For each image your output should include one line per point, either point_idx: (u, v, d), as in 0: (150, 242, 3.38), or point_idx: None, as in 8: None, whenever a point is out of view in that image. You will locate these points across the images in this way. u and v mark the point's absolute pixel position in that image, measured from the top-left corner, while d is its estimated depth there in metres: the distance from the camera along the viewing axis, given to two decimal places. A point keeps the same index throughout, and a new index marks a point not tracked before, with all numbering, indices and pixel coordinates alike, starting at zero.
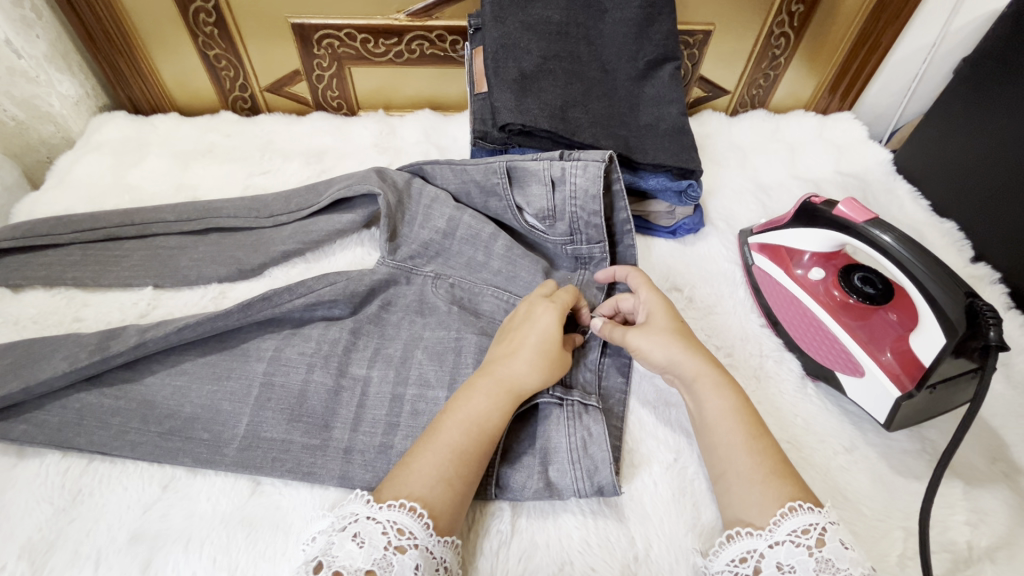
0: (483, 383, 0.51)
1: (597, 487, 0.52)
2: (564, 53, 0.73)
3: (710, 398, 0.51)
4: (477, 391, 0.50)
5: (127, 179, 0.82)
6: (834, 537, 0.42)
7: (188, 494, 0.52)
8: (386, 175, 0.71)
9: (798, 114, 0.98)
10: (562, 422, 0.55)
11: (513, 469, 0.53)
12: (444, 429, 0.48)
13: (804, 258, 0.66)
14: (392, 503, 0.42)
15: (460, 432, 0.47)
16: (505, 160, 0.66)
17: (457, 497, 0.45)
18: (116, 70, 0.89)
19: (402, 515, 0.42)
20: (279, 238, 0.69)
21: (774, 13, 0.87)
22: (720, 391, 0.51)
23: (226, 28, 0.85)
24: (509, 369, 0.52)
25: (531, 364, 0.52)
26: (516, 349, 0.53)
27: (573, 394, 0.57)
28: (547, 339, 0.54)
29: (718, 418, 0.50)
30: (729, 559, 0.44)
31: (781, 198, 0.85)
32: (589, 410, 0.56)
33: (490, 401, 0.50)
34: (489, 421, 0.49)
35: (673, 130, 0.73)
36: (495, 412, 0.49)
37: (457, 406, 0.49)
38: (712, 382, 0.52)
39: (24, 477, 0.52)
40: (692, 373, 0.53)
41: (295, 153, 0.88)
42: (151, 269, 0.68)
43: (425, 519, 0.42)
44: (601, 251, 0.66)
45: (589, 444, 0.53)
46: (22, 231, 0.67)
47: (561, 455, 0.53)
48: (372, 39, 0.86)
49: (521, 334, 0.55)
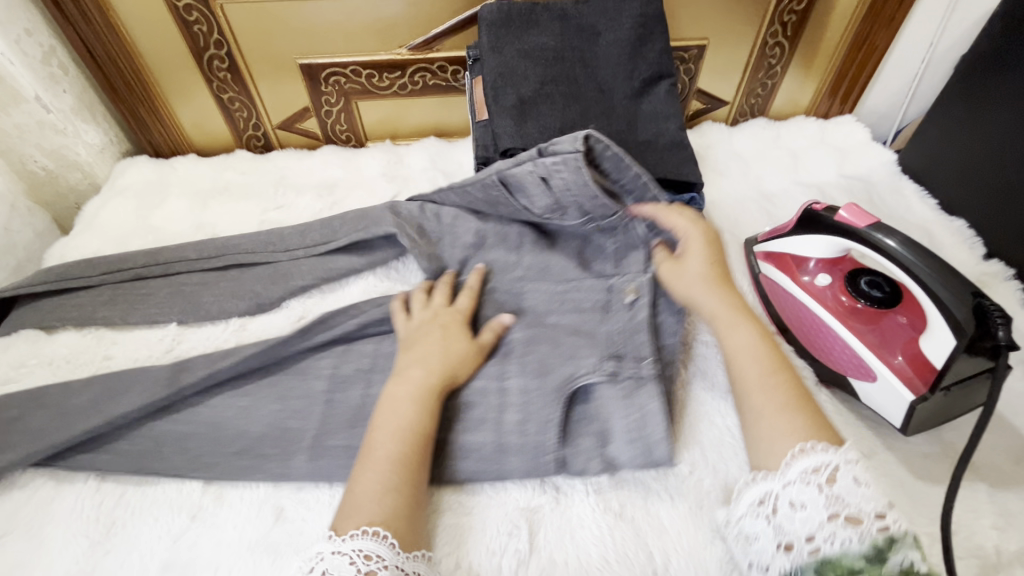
0: (400, 394, 0.55)
1: (655, 461, 0.55)
2: (562, 77, 0.75)
3: (729, 333, 0.57)
4: (400, 401, 0.54)
5: (151, 220, 0.86)
6: (846, 475, 0.45)
7: (215, 522, 0.54)
8: (397, 208, 0.73)
9: (798, 121, 0.99)
10: (619, 400, 0.57)
11: (573, 451, 0.56)
12: (378, 446, 0.51)
13: (810, 265, 0.66)
14: (357, 532, 0.45)
15: (394, 441, 0.51)
16: (494, 173, 0.66)
17: (408, 503, 0.48)
18: (137, 117, 0.93)
19: (367, 542, 0.44)
20: (300, 270, 0.72)
21: (767, 24, 0.88)
22: (736, 328, 0.57)
23: (238, 71, 0.89)
24: (425, 375, 0.56)
25: (434, 365, 0.57)
26: (425, 358, 0.58)
27: (627, 367, 0.58)
28: (451, 341, 0.60)
29: (735, 351, 0.56)
30: (750, 502, 0.48)
31: (785, 205, 0.85)
32: (644, 384, 0.57)
33: (412, 408, 0.54)
34: (417, 424, 0.53)
35: (672, 145, 0.75)
36: (420, 416, 0.53)
37: (382, 420, 0.53)
38: (729, 321, 0.58)
39: (59, 513, 0.55)
40: (710, 311, 0.59)
41: (307, 187, 0.91)
42: (176, 306, 0.71)
43: (390, 542, 0.45)
44: (620, 219, 0.65)
45: (646, 421, 0.56)
46: (56, 275, 0.72)
47: (620, 433, 0.56)
48: (376, 74, 0.90)
49: (428, 341, 0.60)
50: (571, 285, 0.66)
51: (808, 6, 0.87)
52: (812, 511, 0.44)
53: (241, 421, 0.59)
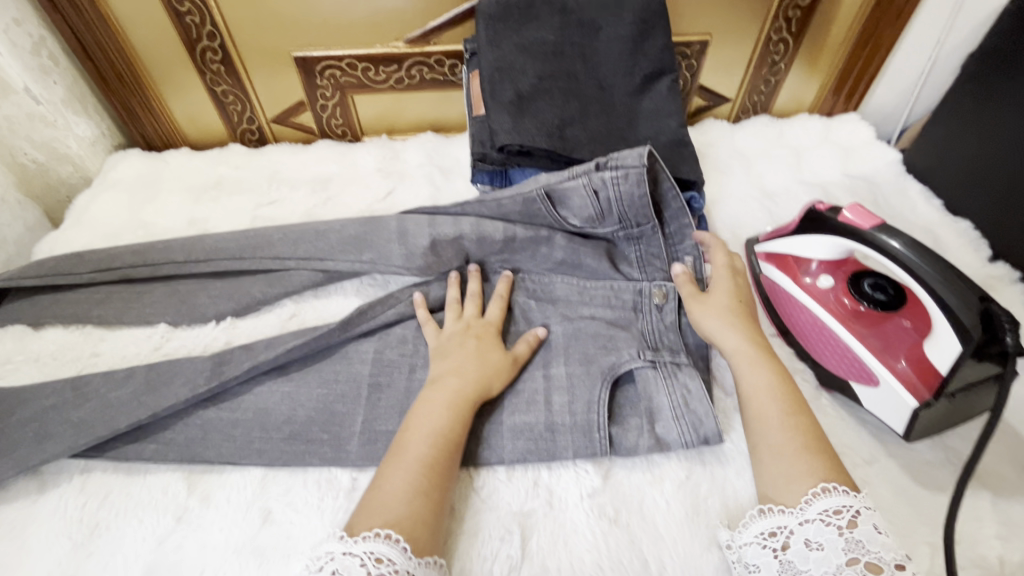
0: (438, 397, 0.54)
1: (703, 438, 0.56)
2: (560, 72, 0.73)
3: (749, 371, 0.55)
4: (436, 405, 0.53)
5: (142, 215, 0.84)
6: (866, 520, 0.44)
7: (201, 524, 0.53)
8: (404, 226, 0.70)
9: (801, 119, 0.97)
10: (661, 381, 0.59)
11: (622, 430, 0.57)
12: (410, 447, 0.50)
13: (812, 266, 0.65)
14: (369, 534, 0.43)
15: (425, 444, 0.50)
16: (543, 187, 0.66)
17: (434, 509, 0.47)
18: (130, 110, 0.92)
19: (379, 545, 0.43)
20: (295, 280, 0.70)
21: (771, 20, 0.86)
22: (757, 366, 0.55)
23: (232, 63, 0.87)
24: (463, 380, 0.56)
25: (473, 373, 0.57)
26: (460, 363, 0.57)
27: (663, 355, 0.61)
28: (487, 349, 0.60)
29: (755, 390, 0.54)
30: (758, 532, 0.47)
31: (788, 204, 0.84)
32: (682, 367, 0.60)
33: (448, 413, 0.53)
34: (451, 430, 0.52)
35: (672, 142, 0.73)
36: (457, 422, 0.53)
37: (417, 423, 0.52)
38: (749, 359, 0.56)
39: (43, 513, 0.54)
40: (732, 349, 0.57)
41: (301, 182, 0.89)
42: (169, 305, 0.70)
43: (403, 545, 0.43)
44: (652, 229, 0.67)
45: (690, 400, 0.57)
46: (47, 268, 0.70)
47: (665, 413, 0.57)
48: (372, 67, 0.88)
49: (464, 347, 0.60)
50: (601, 283, 0.68)
51: (813, 1, 0.85)
52: (829, 552, 0.44)
53: (229, 420, 0.58)
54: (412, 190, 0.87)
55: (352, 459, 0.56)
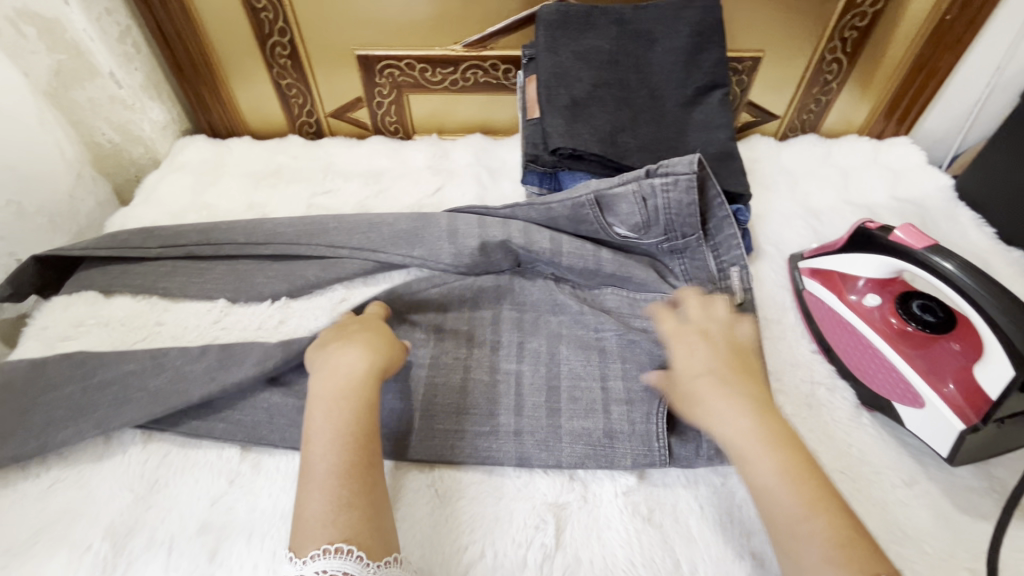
0: (326, 403, 0.51)
1: None
2: (614, 80, 0.75)
3: (752, 461, 0.45)
4: (326, 412, 0.51)
5: (206, 197, 0.89)
6: None
7: (252, 489, 0.56)
8: (454, 225, 0.73)
9: (850, 140, 0.97)
10: None
11: (681, 440, 0.58)
12: (314, 465, 0.48)
13: (858, 284, 0.65)
14: (318, 553, 0.43)
15: (328, 457, 0.48)
16: (593, 191, 0.69)
17: (365, 518, 0.45)
18: (200, 98, 0.98)
19: (331, 561, 0.43)
20: (347, 268, 0.73)
21: (826, 40, 0.87)
22: (761, 455, 0.45)
23: (298, 59, 0.92)
24: (348, 371, 0.54)
25: (361, 364, 0.54)
26: (338, 360, 0.55)
27: None
28: (365, 338, 0.58)
29: (760, 482, 0.45)
30: None
31: (834, 223, 0.84)
32: None
33: (342, 412, 0.51)
34: (350, 429, 0.50)
35: (721, 155, 0.74)
36: (347, 416, 0.50)
37: (313, 436, 0.50)
38: (757, 447, 0.46)
39: (109, 464, 0.58)
40: (732, 435, 0.47)
41: (355, 174, 0.93)
42: (229, 283, 0.74)
43: (357, 554, 0.43)
44: (697, 240, 0.70)
45: None
46: (121, 241, 0.75)
47: None
48: (429, 68, 0.92)
49: (347, 343, 0.57)
50: (651, 295, 0.70)
51: (870, 23, 0.85)
52: None
53: (280, 394, 0.61)
54: (460, 189, 0.89)
55: (400, 444, 0.59)
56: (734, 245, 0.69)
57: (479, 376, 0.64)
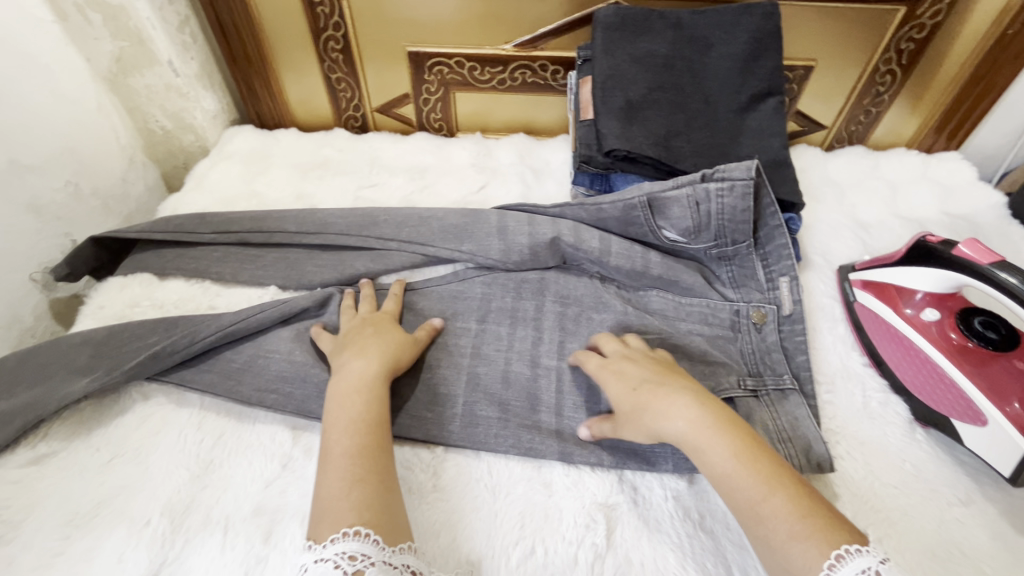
0: (346, 387, 0.55)
1: (815, 463, 0.56)
2: (669, 84, 0.75)
3: (706, 451, 0.47)
4: (345, 395, 0.54)
5: (255, 186, 0.91)
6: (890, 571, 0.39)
7: (304, 474, 0.57)
8: (504, 222, 0.73)
9: (898, 153, 0.95)
10: (766, 409, 0.60)
11: None
12: (335, 442, 0.50)
13: (916, 298, 0.64)
14: (339, 535, 0.43)
15: (347, 434, 0.51)
16: (646, 193, 0.68)
17: (374, 494, 0.47)
18: (251, 88, 0.99)
19: (350, 543, 0.42)
20: (395, 261, 0.74)
21: (881, 51, 0.86)
22: (710, 441, 0.47)
23: (350, 53, 0.93)
24: (369, 360, 0.58)
25: (375, 356, 0.58)
26: (361, 348, 0.59)
27: (766, 385, 0.63)
28: (382, 330, 0.62)
29: (721, 470, 0.46)
30: None
31: (882, 236, 0.83)
32: (787, 396, 0.62)
33: (360, 397, 0.54)
34: (367, 412, 0.53)
35: (774, 162, 0.74)
36: (365, 401, 0.54)
37: (335, 417, 0.53)
38: (704, 433, 0.47)
39: (165, 443, 0.59)
40: (678, 435, 0.48)
41: (399, 169, 0.94)
42: (280, 271, 0.75)
43: (374, 538, 0.43)
44: (747, 247, 0.69)
45: (798, 426, 0.59)
46: (175, 225, 0.77)
47: (772, 435, 0.58)
48: (478, 67, 0.93)
49: (365, 334, 0.61)
50: (697, 300, 0.69)
51: (928, 35, 0.84)
52: None
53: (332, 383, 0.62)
54: (504, 187, 0.90)
55: (451, 439, 0.60)
56: (785, 255, 0.68)
57: (526, 374, 0.64)
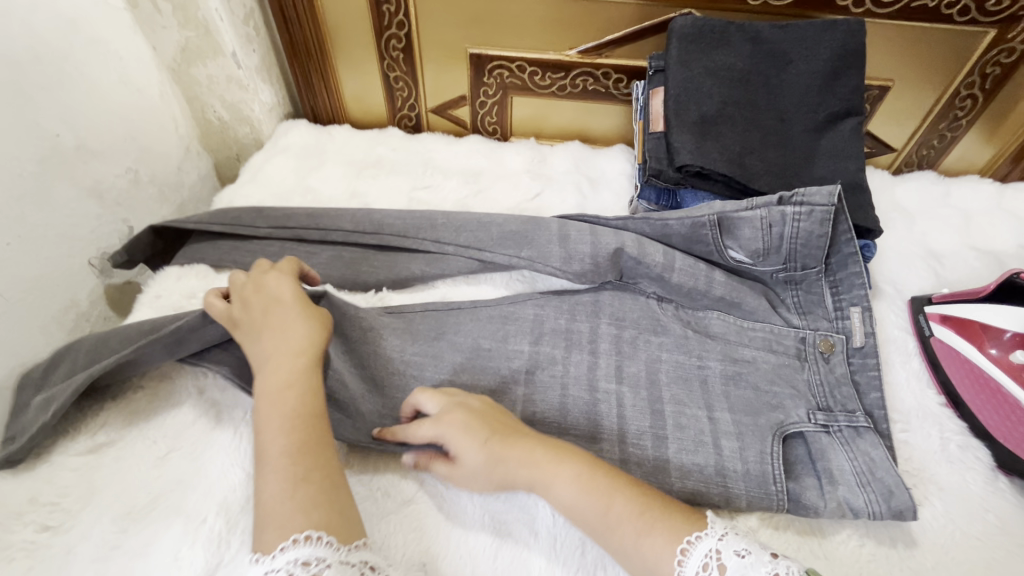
0: (265, 382, 0.50)
1: (895, 510, 0.53)
2: (744, 100, 0.73)
3: (554, 489, 0.48)
4: (266, 390, 0.49)
5: (308, 181, 0.90)
6: (729, 545, 0.42)
7: (366, 483, 0.56)
8: (565, 231, 0.71)
9: (971, 180, 0.91)
10: (840, 447, 0.58)
11: (800, 486, 0.56)
12: (268, 444, 0.46)
13: (1003, 337, 0.62)
14: (288, 543, 0.40)
15: (280, 433, 0.46)
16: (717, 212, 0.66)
17: (319, 489, 0.44)
18: (308, 82, 0.99)
19: (304, 549, 0.39)
20: (451, 265, 0.73)
21: (964, 74, 0.82)
22: (555, 483, 0.48)
23: (411, 53, 0.93)
24: (288, 342, 0.52)
25: (298, 339, 0.52)
26: (274, 330, 0.53)
27: (838, 420, 0.60)
28: (293, 302, 0.56)
29: (569, 504, 0.47)
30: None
31: (956, 268, 0.79)
32: (862, 434, 0.59)
33: (284, 389, 0.49)
34: (303, 404, 0.48)
35: (851, 186, 0.71)
36: (292, 390, 0.49)
37: (264, 419, 0.48)
38: (543, 476, 0.49)
39: (221, 440, 0.58)
40: (530, 483, 0.49)
41: (453, 172, 0.93)
42: (335, 270, 0.74)
43: (329, 539, 0.40)
44: (817, 273, 0.66)
45: (876, 469, 0.56)
46: (232, 218, 0.76)
47: (848, 476, 0.55)
48: (540, 72, 0.91)
49: (273, 314, 0.54)
50: (761, 324, 0.67)
51: (1017, 59, 0.80)
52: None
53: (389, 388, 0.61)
54: (559, 196, 0.88)
55: None
56: (857, 284, 0.64)
57: (584, 392, 0.62)
